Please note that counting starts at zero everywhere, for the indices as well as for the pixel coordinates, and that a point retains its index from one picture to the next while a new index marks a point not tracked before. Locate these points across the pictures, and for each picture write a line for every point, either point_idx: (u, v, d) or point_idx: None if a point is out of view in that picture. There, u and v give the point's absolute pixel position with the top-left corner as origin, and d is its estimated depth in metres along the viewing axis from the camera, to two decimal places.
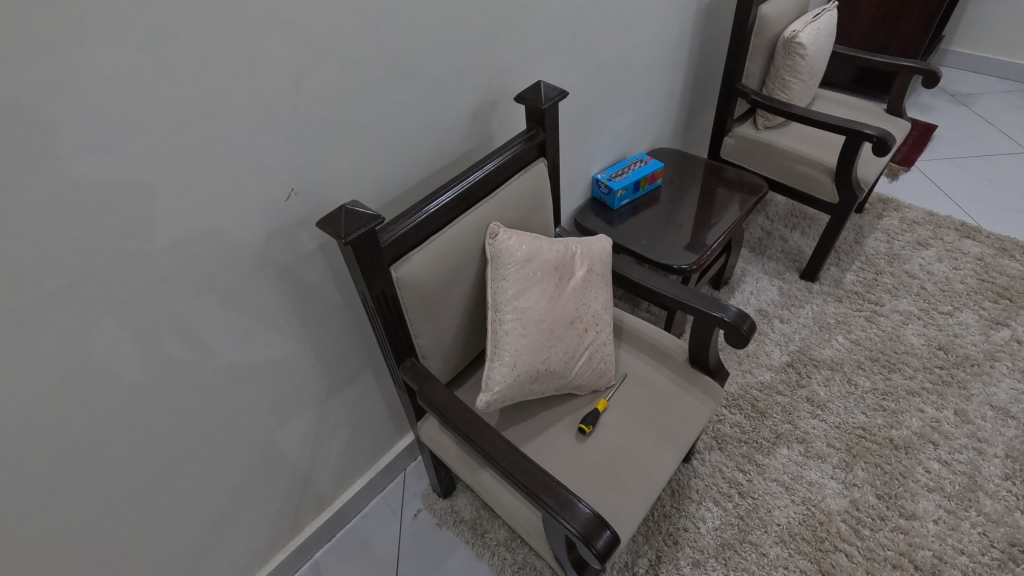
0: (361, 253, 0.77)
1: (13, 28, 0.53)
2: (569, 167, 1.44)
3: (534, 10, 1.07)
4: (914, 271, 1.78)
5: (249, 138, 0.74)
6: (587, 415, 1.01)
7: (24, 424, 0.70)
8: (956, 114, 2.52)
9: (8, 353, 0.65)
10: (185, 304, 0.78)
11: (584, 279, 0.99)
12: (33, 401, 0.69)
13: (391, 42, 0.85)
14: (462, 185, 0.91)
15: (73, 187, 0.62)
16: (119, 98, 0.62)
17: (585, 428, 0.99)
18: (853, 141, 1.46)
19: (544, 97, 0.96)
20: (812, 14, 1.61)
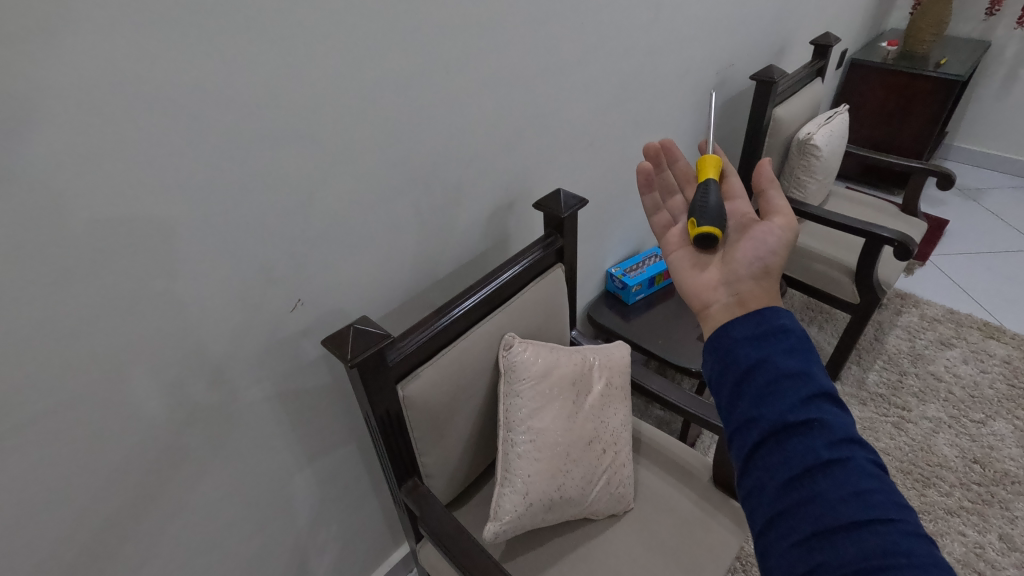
0: (367, 374, 0.72)
1: (34, 169, 0.50)
2: (584, 263, 1.40)
3: (554, 116, 1.05)
4: (938, 373, 1.71)
5: (260, 251, 0.69)
6: (700, 208, 0.74)
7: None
8: (964, 207, 2.51)
9: None
10: (174, 428, 0.71)
11: (602, 394, 0.93)
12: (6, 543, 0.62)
13: (413, 152, 0.82)
14: (479, 295, 0.87)
15: (46, 305, 0.55)
16: (131, 222, 0.57)
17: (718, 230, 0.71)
18: (874, 243, 1.43)
19: (564, 205, 0.93)
20: (824, 117, 1.65)
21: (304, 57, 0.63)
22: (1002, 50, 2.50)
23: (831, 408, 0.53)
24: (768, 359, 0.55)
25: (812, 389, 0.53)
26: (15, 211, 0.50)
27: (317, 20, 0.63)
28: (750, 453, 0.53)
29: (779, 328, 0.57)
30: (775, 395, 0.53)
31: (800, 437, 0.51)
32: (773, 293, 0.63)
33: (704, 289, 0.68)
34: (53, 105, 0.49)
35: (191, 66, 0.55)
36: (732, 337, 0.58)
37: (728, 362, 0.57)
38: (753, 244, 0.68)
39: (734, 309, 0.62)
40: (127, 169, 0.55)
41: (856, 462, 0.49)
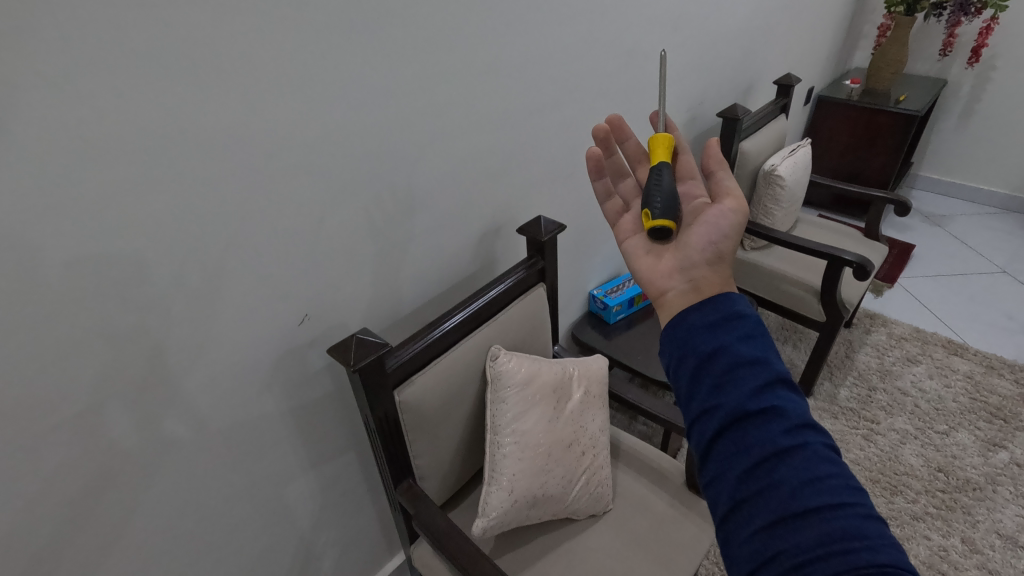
0: (368, 379, 0.81)
1: (92, 196, 0.61)
2: (567, 285, 1.51)
3: (536, 151, 1.18)
4: (905, 387, 1.81)
5: (270, 270, 0.80)
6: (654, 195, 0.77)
7: (37, 546, 0.71)
8: (931, 233, 2.65)
9: (30, 473, 0.67)
10: (190, 425, 0.80)
11: (581, 401, 1.02)
12: (43, 523, 0.71)
13: (406, 183, 0.93)
14: (468, 310, 0.96)
15: (94, 313, 0.65)
16: (165, 241, 0.68)
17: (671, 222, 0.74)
18: (835, 265, 1.54)
19: (544, 230, 1.04)
20: (789, 150, 1.79)
21: (313, 106, 0.76)
22: (958, 86, 2.68)
23: (787, 396, 0.55)
24: (726, 348, 0.57)
25: (768, 376, 0.55)
26: (78, 234, 0.61)
27: (324, 74, 0.75)
28: (709, 442, 0.55)
29: (735, 318, 0.60)
30: (732, 384, 0.55)
31: (758, 424, 0.52)
32: (726, 278, 0.67)
33: (660, 274, 0.71)
34: (113, 149, 0.60)
35: (220, 117, 0.67)
36: (690, 326, 0.60)
37: (687, 353, 0.59)
38: (704, 228, 0.71)
39: (691, 296, 0.65)
40: (167, 200, 0.66)
41: (811, 448, 0.51)
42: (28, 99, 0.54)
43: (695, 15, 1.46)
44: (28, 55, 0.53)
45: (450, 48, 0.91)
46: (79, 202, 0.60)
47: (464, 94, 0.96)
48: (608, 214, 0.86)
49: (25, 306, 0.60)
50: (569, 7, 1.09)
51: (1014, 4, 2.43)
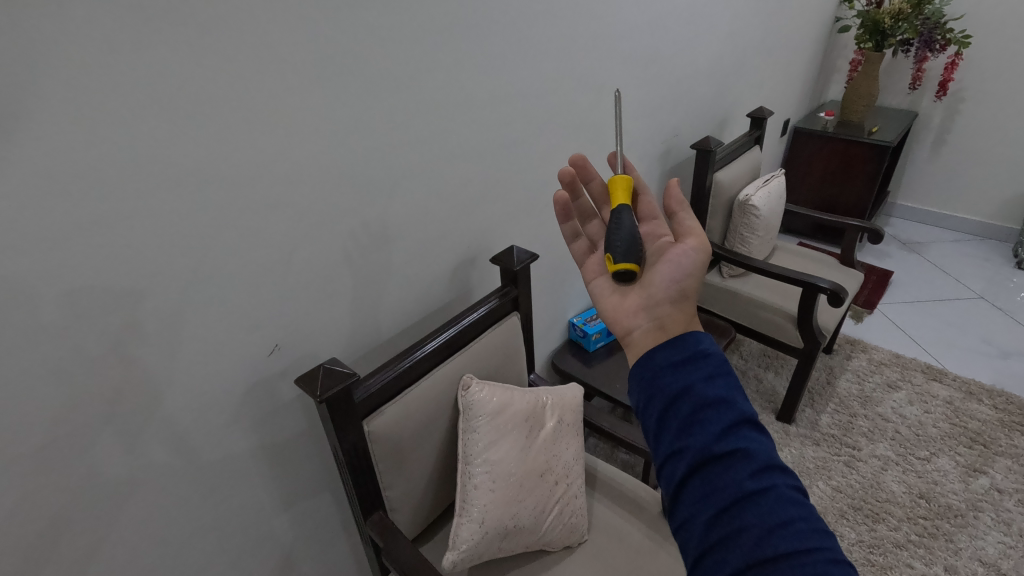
0: (335, 409, 0.80)
1: (58, 229, 0.61)
2: (546, 313, 1.52)
3: (510, 184, 1.20)
4: (886, 414, 1.82)
5: (240, 301, 0.81)
6: (615, 236, 0.74)
7: None
8: (909, 259, 2.70)
9: None
10: (156, 458, 0.79)
11: (554, 430, 1.02)
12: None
13: (379, 215, 0.95)
14: (439, 339, 0.97)
15: (56, 345, 0.65)
16: (132, 273, 0.69)
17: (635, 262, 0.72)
18: (810, 292, 1.57)
19: (516, 260, 1.06)
20: (763, 180, 1.83)
21: (284, 142, 0.78)
22: (928, 118, 2.77)
23: (752, 436, 0.54)
24: (691, 389, 0.56)
25: (733, 417, 0.54)
26: (43, 268, 0.62)
27: (296, 112, 0.78)
28: (677, 486, 0.53)
29: (700, 357, 0.58)
30: (699, 425, 0.53)
31: (724, 467, 0.51)
32: (690, 316, 0.66)
33: (625, 313, 0.69)
34: (80, 184, 0.62)
35: (189, 151, 0.69)
36: (655, 366, 0.59)
37: (653, 394, 0.57)
38: (667, 267, 0.70)
39: (656, 335, 0.63)
40: (135, 233, 0.67)
41: (777, 491, 0.50)
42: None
43: (666, 52, 1.52)
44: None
45: (421, 84, 0.93)
46: (46, 237, 0.61)
47: (436, 129, 0.99)
48: (575, 254, 0.85)
49: None
50: (539, 45, 1.14)
51: (977, 40, 2.53)
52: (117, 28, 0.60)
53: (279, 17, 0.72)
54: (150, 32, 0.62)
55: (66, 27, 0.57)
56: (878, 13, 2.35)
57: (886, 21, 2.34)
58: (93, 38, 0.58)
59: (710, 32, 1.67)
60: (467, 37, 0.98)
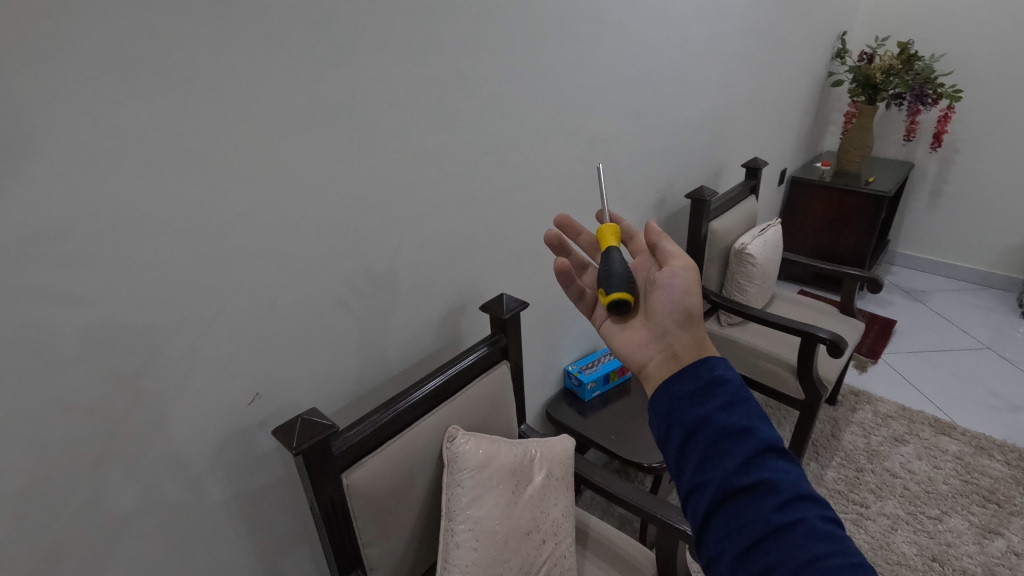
0: (313, 462, 0.77)
1: (34, 276, 0.61)
2: (540, 361, 1.50)
3: (500, 232, 1.21)
4: (894, 468, 1.76)
5: (221, 350, 0.80)
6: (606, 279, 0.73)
7: None
8: (911, 308, 2.67)
9: None
10: (127, 512, 0.76)
11: (542, 484, 0.99)
12: None
13: (369, 262, 0.96)
14: (424, 390, 0.95)
15: (27, 394, 0.64)
16: (110, 321, 0.68)
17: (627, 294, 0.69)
18: (810, 341, 1.54)
19: (505, 308, 1.05)
20: (759, 229, 1.84)
21: (272, 191, 0.79)
22: (924, 169, 2.80)
23: (779, 465, 0.50)
24: (709, 418, 0.52)
25: (756, 446, 0.50)
26: (12, 318, 0.61)
27: (284, 163, 0.79)
28: (703, 522, 0.50)
29: (717, 384, 0.54)
30: (720, 458, 0.50)
31: (749, 502, 0.48)
32: (702, 336, 0.61)
33: (637, 346, 0.66)
34: (57, 233, 0.61)
35: (174, 201, 0.69)
36: (671, 397, 0.55)
37: (672, 425, 0.54)
38: (664, 290, 0.66)
39: (670, 365, 0.59)
40: (111, 281, 0.67)
41: (807, 524, 0.46)
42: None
43: (658, 105, 1.55)
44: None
45: (411, 136, 0.95)
46: (17, 287, 0.60)
47: (426, 179, 1.01)
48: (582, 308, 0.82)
49: None
50: (530, 99, 1.17)
51: (968, 94, 2.59)
52: (104, 83, 0.61)
53: (268, 71, 0.74)
54: (139, 86, 0.63)
55: (53, 81, 0.58)
56: (869, 69, 2.41)
57: (877, 75, 2.39)
58: (80, 90, 0.60)
59: (702, 86, 1.71)
60: (457, 93, 1.01)
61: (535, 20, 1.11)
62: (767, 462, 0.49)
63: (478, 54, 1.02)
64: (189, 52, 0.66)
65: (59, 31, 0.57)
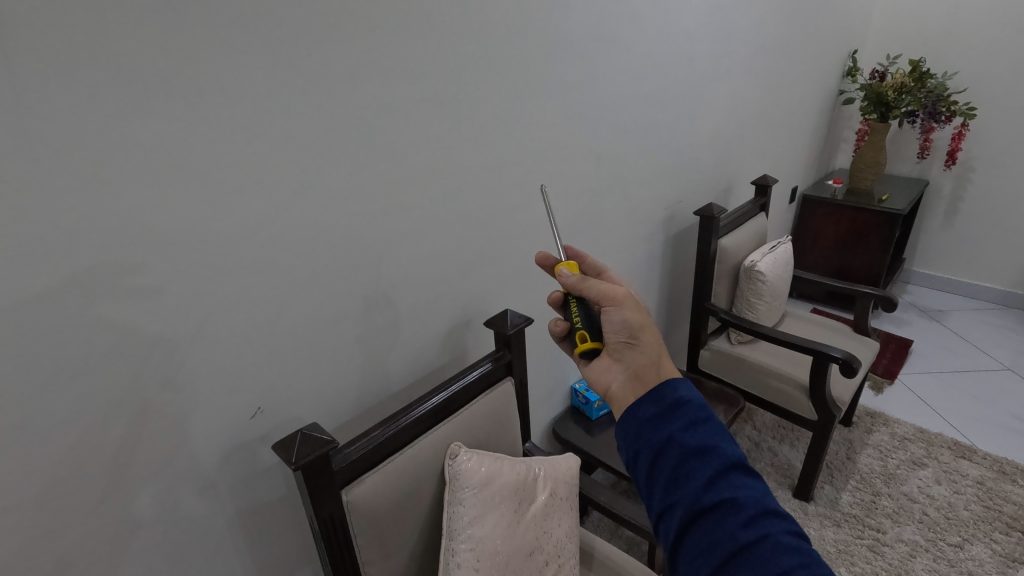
0: (312, 477, 0.77)
1: (38, 286, 0.61)
2: (546, 379, 1.49)
3: (507, 248, 1.21)
4: (912, 493, 1.71)
5: (224, 363, 0.80)
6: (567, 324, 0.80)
7: None
8: (929, 328, 2.61)
9: None
10: (126, 524, 0.76)
11: (546, 504, 0.98)
12: None
13: (374, 277, 0.96)
14: (427, 405, 0.94)
15: (29, 404, 0.64)
16: (114, 332, 0.68)
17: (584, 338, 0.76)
18: (822, 360, 1.51)
19: (510, 323, 1.04)
20: (769, 246, 1.83)
21: (278, 205, 0.80)
22: (939, 187, 2.77)
23: (743, 482, 0.54)
24: (673, 440, 0.57)
25: (719, 465, 0.55)
26: (18, 328, 0.61)
27: (290, 179, 0.80)
28: (674, 542, 0.54)
29: (679, 406, 0.59)
30: (685, 478, 0.55)
31: (716, 520, 0.52)
32: (656, 355, 0.67)
33: (600, 372, 0.72)
34: (61, 246, 0.62)
35: (180, 213, 0.70)
36: (638, 421, 0.60)
37: (640, 448, 0.58)
38: (607, 323, 0.73)
39: (631, 388, 0.65)
40: (114, 294, 0.67)
41: (771, 540, 0.50)
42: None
43: (666, 123, 1.56)
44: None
45: (416, 151, 0.96)
46: (19, 299, 0.60)
47: (431, 195, 1.01)
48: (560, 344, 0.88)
49: None
50: (537, 116, 1.18)
51: (982, 112, 2.56)
52: (114, 97, 0.62)
53: (276, 89, 0.75)
54: (147, 101, 0.64)
55: (62, 96, 0.59)
56: (881, 86, 2.40)
57: (889, 93, 2.38)
58: (88, 106, 0.60)
59: (710, 104, 1.72)
60: (465, 110, 1.02)
61: (542, 38, 1.12)
62: (729, 482, 0.54)
63: (485, 72, 1.04)
64: (198, 69, 0.67)
65: (70, 48, 0.58)
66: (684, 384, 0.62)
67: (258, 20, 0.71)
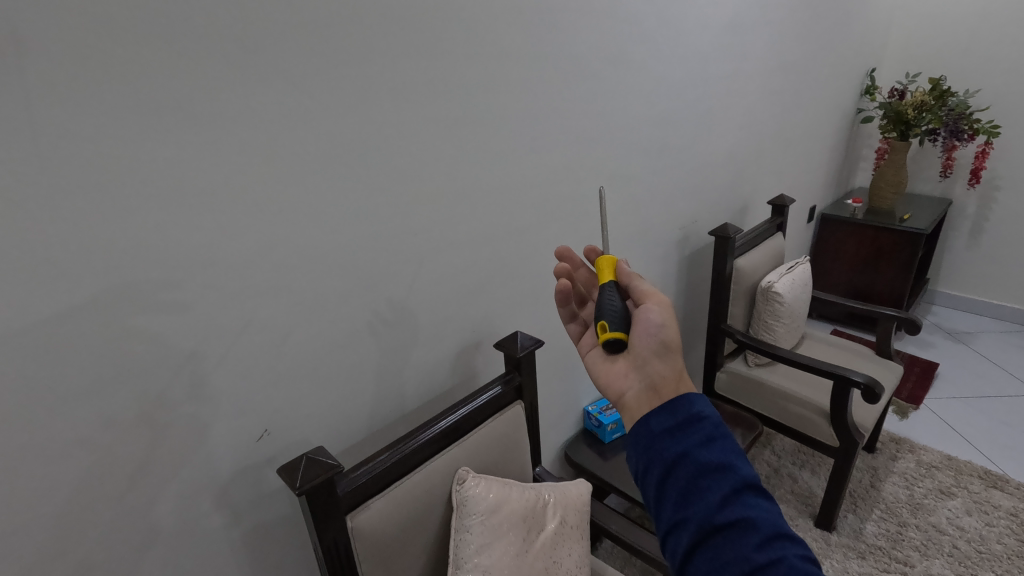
0: (316, 503, 0.75)
1: (48, 309, 0.62)
2: (558, 401, 1.47)
3: (518, 270, 1.21)
4: (941, 524, 1.64)
5: (232, 385, 0.80)
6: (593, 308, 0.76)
7: None
8: (956, 351, 2.53)
9: None
10: (129, 549, 0.75)
11: (555, 532, 0.95)
12: None
13: (383, 298, 0.96)
14: (435, 429, 0.93)
15: (36, 427, 0.64)
16: (122, 355, 0.68)
17: (618, 335, 0.72)
18: (843, 384, 1.46)
19: (520, 346, 1.03)
20: (787, 267, 1.80)
21: (287, 227, 0.80)
22: (963, 207, 2.71)
23: (757, 503, 0.53)
24: (688, 454, 0.55)
25: (735, 483, 0.53)
26: (27, 350, 0.61)
27: (300, 201, 0.80)
28: (682, 560, 0.52)
29: (695, 420, 0.58)
30: (699, 494, 0.53)
31: (728, 539, 0.50)
32: (679, 370, 0.66)
33: (616, 376, 0.71)
34: (73, 268, 0.62)
35: (191, 236, 0.70)
36: (650, 431, 0.59)
37: (652, 460, 0.57)
38: (641, 324, 0.70)
39: (648, 398, 0.64)
40: (122, 314, 0.67)
41: (788, 563, 0.48)
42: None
43: (680, 143, 1.55)
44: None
45: (427, 173, 0.96)
46: (28, 321, 0.61)
47: (441, 217, 1.01)
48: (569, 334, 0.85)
49: None
50: (550, 138, 1.18)
51: (1006, 130, 2.51)
52: (128, 122, 0.63)
53: (287, 113, 0.76)
54: (160, 126, 0.65)
55: (76, 119, 0.59)
56: (900, 105, 2.37)
57: (909, 111, 2.35)
58: (102, 130, 0.61)
59: (725, 124, 1.71)
60: (476, 132, 1.02)
61: (555, 61, 1.13)
62: (743, 501, 0.52)
63: (497, 95, 1.04)
64: (212, 94, 0.68)
65: (86, 74, 0.59)
66: (700, 398, 0.61)
67: (272, 46, 0.72)
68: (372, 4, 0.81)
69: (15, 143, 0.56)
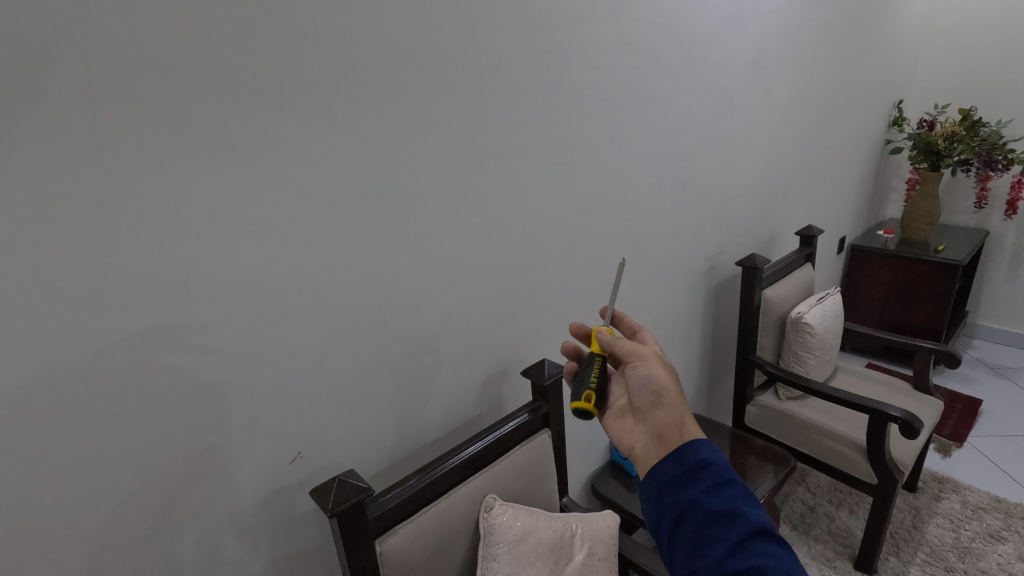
0: (347, 526, 0.76)
1: (104, 331, 0.66)
2: (584, 432, 1.46)
3: (545, 299, 1.22)
4: (991, 570, 1.55)
5: (267, 408, 0.83)
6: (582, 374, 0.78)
7: None
8: (1001, 387, 2.43)
9: None
10: (165, 566, 0.77)
11: (583, 563, 0.94)
12: None
13: (413, 325, 0.98)
14: (463, 455, 0.94)
15: (87, 444, 0.67)
16: (168, 376, 0.72)
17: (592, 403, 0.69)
18: (880, 419, 1.42)
19: (547, 373, 1.04)
20: (817, 298, 1.77)
21: (325, 256, 0.83)
22: (1001, 237, 2.64)
23: (768, 550, 0.54)
24: (695, 503, 0.58)
25: (743, 531, 0.55)
26: (83, 369, 0.65)
27: (338, 233, 0.84)
28: None
29: (702, 467, 0.60)
30: (707, 545, 0.56)
31: None
32: (682, 412, 0.67)
33: (625, 429, 0.72)
34: (130, 294, 0.67)
35: (235, 265, 0.74)
36: (659, 483, 0.61)
37: (662, 512, 0.60)
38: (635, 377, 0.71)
39: (656, 448, 0.66)
40: (167, 337, 0.71)
41: None
42: (45, 251, 0.60)
43: (704, 174, 1.56)
44: (59, 213, 0.60)
45: (457, 205, 1.00)
46: (87, 341, 0.65)
47: (470, 247, 1.04)
48: None
49: (29, 436, 0.63)
50: (575, 171, 1.20)
51: None
52: (187, 160, 0.68)
53: (328, 150, 0.80)
54: (213, 162, 0.70)
55: (143, 160, 0.65)
56: (930, 135, 2.36)
57: (939, 142, 2.33)
58: (164, 166, 0.66)
59: (751, 156, 1.72)
60: (503, 166, 1.06)
61: (581, 98, 1.17)
62: (751, 549, 0.54)
63: (526, 131, 1.08)
64: (260, 134, 0.73)
65: (153, 119, 0.65)
66: (707, 443, 0.63)
67: (315, 88, 0.77)
68: (409, 48, 0.87)
69: (84, 179, 0.61)
